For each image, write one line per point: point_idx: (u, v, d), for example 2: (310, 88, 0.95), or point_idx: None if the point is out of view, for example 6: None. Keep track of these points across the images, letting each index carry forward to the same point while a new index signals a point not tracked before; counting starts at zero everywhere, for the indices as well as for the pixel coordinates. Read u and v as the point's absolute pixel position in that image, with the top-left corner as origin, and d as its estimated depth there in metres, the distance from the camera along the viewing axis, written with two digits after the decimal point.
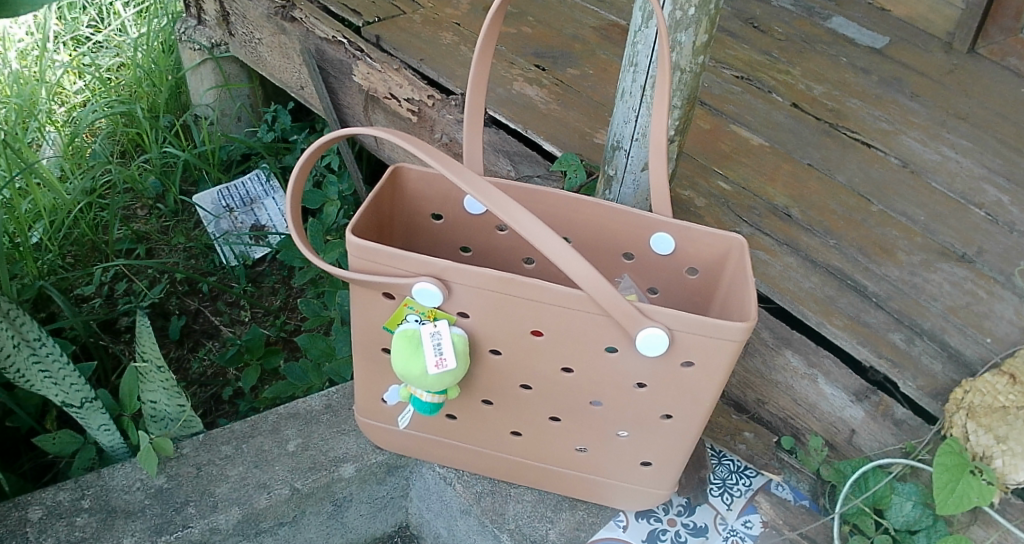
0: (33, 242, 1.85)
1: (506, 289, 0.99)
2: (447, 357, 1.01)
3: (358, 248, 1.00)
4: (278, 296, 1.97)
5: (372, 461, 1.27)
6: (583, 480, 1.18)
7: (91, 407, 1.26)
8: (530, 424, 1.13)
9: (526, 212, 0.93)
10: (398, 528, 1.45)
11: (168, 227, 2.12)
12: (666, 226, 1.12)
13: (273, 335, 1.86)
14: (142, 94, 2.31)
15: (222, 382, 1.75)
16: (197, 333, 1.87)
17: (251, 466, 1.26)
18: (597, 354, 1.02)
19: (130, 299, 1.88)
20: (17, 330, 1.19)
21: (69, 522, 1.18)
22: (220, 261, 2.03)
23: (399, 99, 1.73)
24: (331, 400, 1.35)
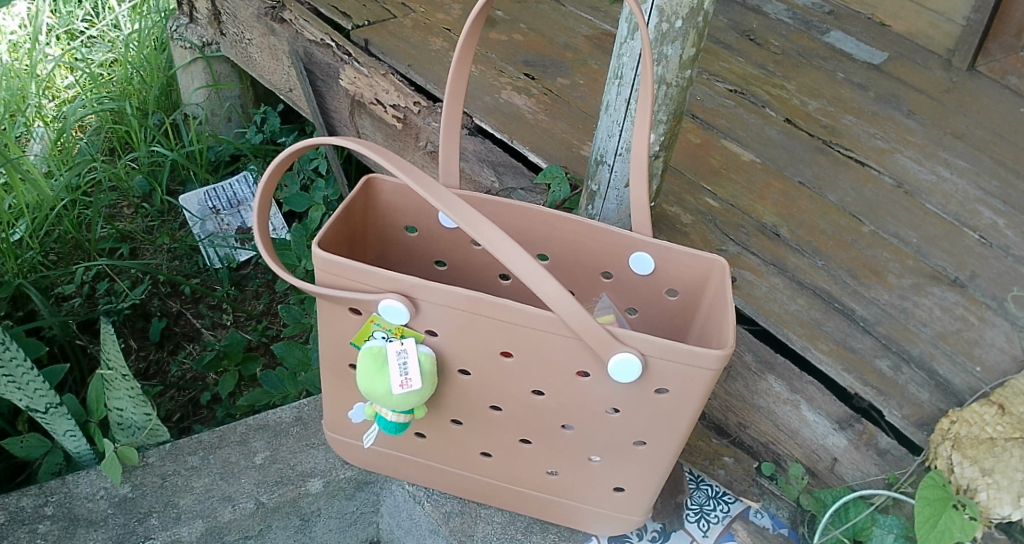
0: (14, 239, 1.77)
1: (475, 308, 0.96)
2: (412, 377, 0.97)
3: (324, 262, 0.97)
4: (261, 301, 1.94)
5: (341, 476, 1.17)
6: (554, 503, 1.14)
7: (56, 413, 1.13)
8: (501, 446, 1.09)
9: (495, 229, 0.90)
10: None
11: (153, 227, 2.07)
12: (645, 246, 1.09)
13: (254, 340, 1.83)
14: (132, 91, 2.26)
15: (201, 386, 1.71)
16: (178, 336, 1.83)
17: (217, 478, 1.15)
18: (569, 377, 0.99)
19: (111, 299, 1.83)
20: None
21: (30, 529, 1.08)
22: (204, 263, 1.98)
23: (384, 105, 1.69)
24: (302, 412, 1.24)
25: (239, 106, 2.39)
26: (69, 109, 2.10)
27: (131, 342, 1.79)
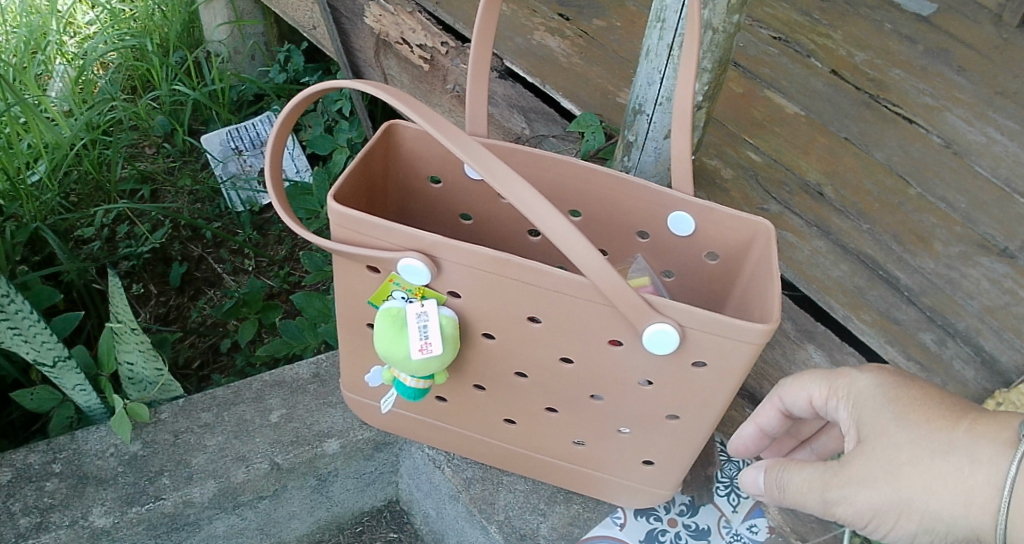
0: (32, 180, 1.46)
1: (502, 270, 0.89)
2: (433, 341, 0.91)
3: (340, 216, 0.91)
4: (285, 245, 1.65)
5: (358, 438, 1.06)
6: (580, 474, 1.07)
7: (65, 366, 1.06)
8: (526, 415, 1.02)
9: (523, 183, 0.83)
10: (387, 503, 1.21)
11: (175, 168, 1.82)
12: (686, 206, 1.01)
13: (276, 288, 1.55)
14: (153, 27, 2.13)
15: (223, 331, 1.43)
16: (200, 281, 1.54)
17: (230, 437, 1.05)
18: (599, 346, 0.93)
19: (131, 243, 1.54)
20: None
21: (38, 486, 1.01)
22: (225, 206, 1.71)
23: (410, 45, 1.60)
24: (319, 368, 1.12)
25: (263, 44, 2.28)
26: (90, 44, 1.95)
27: (150, 287, 1.51)
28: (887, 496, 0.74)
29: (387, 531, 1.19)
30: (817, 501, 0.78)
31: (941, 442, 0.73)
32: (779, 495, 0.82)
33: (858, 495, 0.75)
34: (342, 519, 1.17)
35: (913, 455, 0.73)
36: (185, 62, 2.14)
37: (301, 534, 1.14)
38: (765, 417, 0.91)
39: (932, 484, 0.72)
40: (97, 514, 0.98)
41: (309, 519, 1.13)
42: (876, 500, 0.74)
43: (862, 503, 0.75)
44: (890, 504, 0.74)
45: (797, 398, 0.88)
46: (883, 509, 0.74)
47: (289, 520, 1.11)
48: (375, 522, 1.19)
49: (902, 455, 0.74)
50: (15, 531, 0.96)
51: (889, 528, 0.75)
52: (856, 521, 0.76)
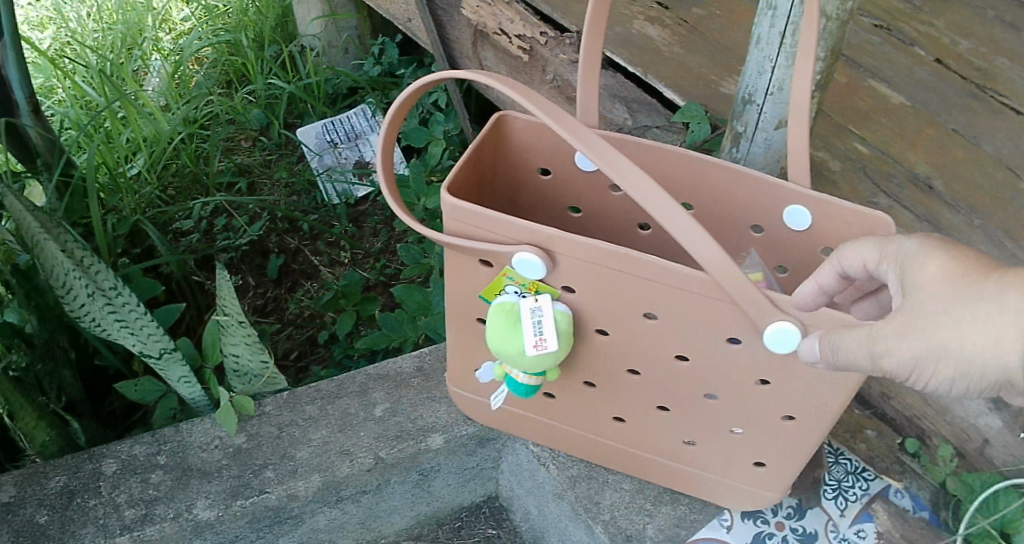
0: (132, 174, 1.50)
1: (620, 265, 0.86)
2: (548, 337, 0.89)
3: (454, 209, 0.89)
4: (380, 238, 1.55)
5: (463, 433, 1.04)
6: (686, 474, 1.04)
7: (171, 357, 1.05)
8: (636, 412, 0.99)
9: (644, 176, 0.79)
10: (487, 498, 1.19)
11: (272, 161, 1.72)
12: (803, 199, 0.96)
13: (371, 279, 1.46)
14: (247, 23, 2.05)
15: (319, 323, 1.39)
16: (296, 274, 1.48)
17: (335, 430, 1.03)
18: (717, 344, 0.89)
19: (229, 235, 1.49)
20: (90, 278, 1.01)
21: (143, 478, 1.01)
22: (321, 199, 1.61)
23: (509, 36, 1.59)
24: (423, 362, 1.11)
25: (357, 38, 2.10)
26: (184, 40, 1.93)
27: (248, 279, 1.46)
28: (925, 344, 0.70)
29: (486, 527, 1.17)
30: (860, 356, 0.74)
31: (973, 292, 0.69)
32: (828, 355, 0.78)
33: (902, 344, 0.71)
34: (445, 509, 1.16)
35: (947, 310, 0.70)
36: (279, 56, 2.03)
37: (400, 528, 1.13)
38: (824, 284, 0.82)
39: (966, 329, 0.69)
40: (201, 507, 0.98)
41: (409, 514, 1.12)
42: (913, 349, 0.71)
43: (903, 352, 0.71)
44: (927, 351, 0.70)
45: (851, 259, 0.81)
46: (924, 356, 0.71)
47: (389, 515, 1.10)
48: (473, 518, 1.17)
49: (937, 306, 0.70)
50: (121, 523, 0.96)
51: (927, 376, 0.71)
52: (898, 371, 0.72)
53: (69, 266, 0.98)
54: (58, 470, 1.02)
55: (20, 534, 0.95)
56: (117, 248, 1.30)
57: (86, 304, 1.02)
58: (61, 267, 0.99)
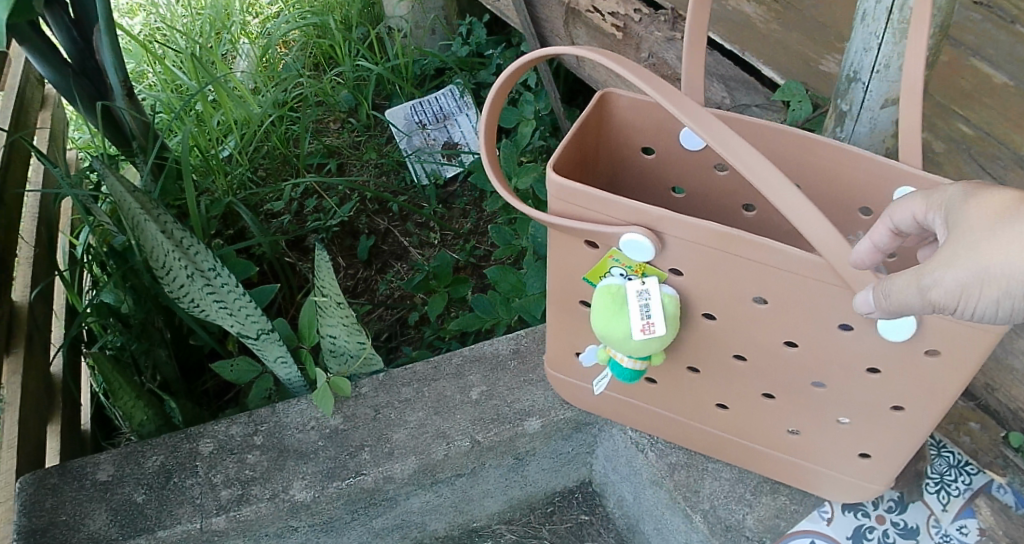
0: (224, 155, 1.55)
1: (729, 247, 0.82)
2: (655, 322, 0.86)
3: (558, 188, 0.86)
4: (470, 219, 1.52)
5: (559, 417, 1.02)
6: (787, 463, 1.00)
7: (268, 339, 1.03)
8: (740, 398, 0.96)
9: (753, 152, 0.75)
10: (579, 484, 1.19)
11: (360, 142, 1.68)
12: (910, 178, 0.91)
13: (460, 260, 1.44)
14: (335, 6, 1.97)
15: (410, 305, 1.38)
16: (386, 254, 1.47)
17: (431, 413, 1.02)
18: (827, 330, 0.85)
19: (319, 217, 1.50)
20: (189, 260, 0.97)
21: (239, 458, 1.00)
22: (411, 180, 1.58)
23: (602, 13, 1.56)
24: (519, 344, 1.09)
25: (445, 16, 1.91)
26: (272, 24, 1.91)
27: (339, 260, 1.47)
28: (970, 268, 0.65)
29: (579, 513, 1.17)
30: (909, 294, 0.68)
31: (1006, 212, 0.66)
32: (881, 302, 0.71)
33: (948, 272, 0.66)
34: (536, 496, 1.16)
35: (987, 232, 0.65)
36: (367, 38, 1.92)
37: (493, 512, 1.14)
38: (879, 246, 0.75)
39: (1007, 245, 0.64)
40: (297, 488, 0.96)
41: (502, 498, 1.12)
42: (959, 276, 0.66)
43: (949, 280, 0.66)
44: (973, 275, 0.65)
45: (904, 216, 0.74)
46: (971, 281, 0.66)
47: (482, 499, 1.09)
48: (565, 503, 1.18)
49: (977, 228, 0.66)
50: (217, 503, 0.95)
51: (974, 302, 0.66)
52: (947, 302, 0.67)
53: (168, 247, 0.95)
54: (155, 449, 1.02)
55: (118, 512, 0.95)
56: (209, 229, 1.33)
57: (185, 285, 1.00)
58: (161, 249, 0.96)
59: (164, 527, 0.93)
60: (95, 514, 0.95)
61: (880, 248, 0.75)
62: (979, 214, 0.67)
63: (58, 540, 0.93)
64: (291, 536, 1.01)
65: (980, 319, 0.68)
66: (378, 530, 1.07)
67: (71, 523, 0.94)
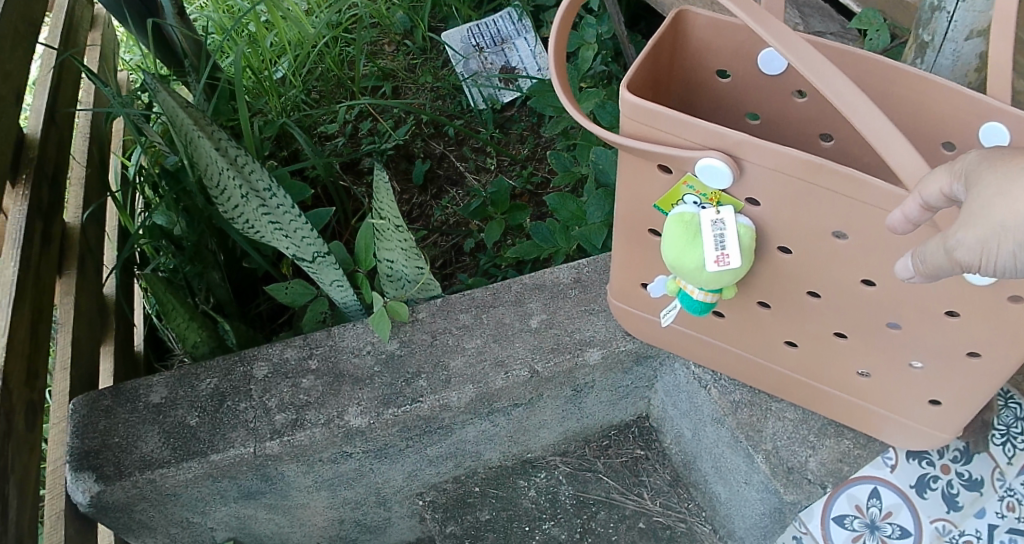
0: (277, 77, 1.53)
1: (813, 178, 0.74)
2: (730, 253, 0.79)
3: (634, 108, 0.78)
4: (527, 144, 1.47)
5: (621, 349, 0.99)
6: (854, 406, 0.96)
7: (323, 262, 1.00)
8: (812, 337, 0.90)
9: (840, 76, 0.67)
10: (635, 418, 1.17)
11: (416, 65, 1.64)
12: (1005, 115, 0.76)
13: (517, 187, 1.41)
14: None
15: (466, 232, 1.37)
16: (442, 179, 1.46)
17: (490, 340, 1.00)
18: None
19: (374, 141, 1.48)
20: (244, 178, 0.93)
21: (294, 383, 0.99)
22: (467, 104, 1.54)
23: None
24: (581, 274, 1.06)
25: None
26: None
27: (394, 185, 1.45)
28: (982, 222, 0.59)
29: (634, 448, 1.16)
30: (937, 256, 0.63)
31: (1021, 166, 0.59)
32: (916, 270, 0.66)
33: (967, 233, 0.60)
34: (590, 428, 1.15)
35: (1000, 184, 0.59)
36: None
37: (548, 443, 1.13)
38: (912, 218, 0.67)
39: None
40: (353, 414, 0.95)
41: (558, 430, 1.10)
42: (976, 232, 0.60)
43: (965, 236, 0.60)
44: (987, 229, 0.59)
45: (930, 191, 0.64)
46: (987, 238, 0.59)
47: (538, 429, 1.08)
48: (621, 437, 1.17)
49: (989, 189, 0.60)
50: (271, 427, 0.95)
51: (995, 258, 0.59)
52: (971, 260, 0.60)
53: (223, 165, 0.91)
54: (209, 372, 1.01)
55: (171, 435, 0.95)
56: (262, 152, 1.32)
57: (239, 205, 0.95)
58: (215, 166, 0.91)
59: (216, 451, 0.93)
60: (147, 437, 0.95)
61: (915, 220, 0.67)
62: (990, 169, 0.60)
63: (111, 463, 0.93)
64: (345, 462, 1.00)
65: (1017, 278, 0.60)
66: (432, 457, 1.06)
67: (124, 445, 0.95)
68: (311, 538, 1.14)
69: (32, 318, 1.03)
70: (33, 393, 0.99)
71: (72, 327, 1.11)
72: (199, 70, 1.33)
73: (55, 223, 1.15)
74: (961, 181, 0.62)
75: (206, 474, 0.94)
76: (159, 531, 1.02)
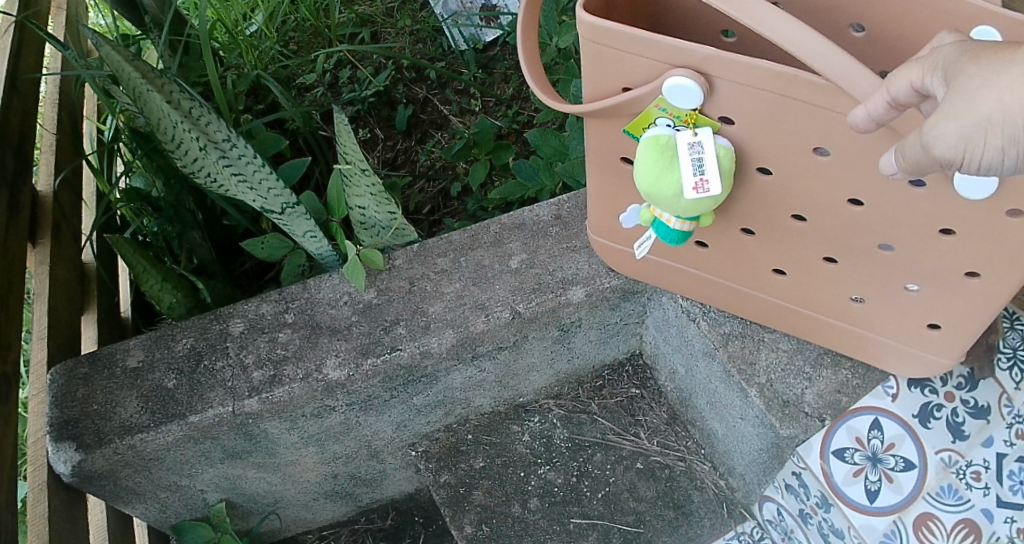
0: (251, 30, 1.49)
1: (786, 92, 0.69)
2: (709, 179, 0.74)
3: (594, 29, 0.73)
4: (512, 84, 1.42)
5: (605, 286, 0.96)
6: (849, 334, 0.92)
7: (294, 212, 0.97)
8: (801, 262, 0.86)
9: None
10: (629, 355, 1.14)
11: (395, 8, 1.58)
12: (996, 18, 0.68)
13: (503, 128, 1.37)
14: None
15: (452, 176, 1.33)
16: (426, 124, 1.41)
17: (469, 284, 0.97)
18: (897, 188, 0.72)
19: (354, 88, 1.43)
20: (200, 129, 0.90)
21: (271, 337, 0.96)
22: (449, 45, 1.48)
23: None
24: (561, 210, 1.02)
25: None
26: None
27: (376, 132, 1.41)
28: (966, 116, 0.54)
29: (629, 387, 1.14)
30: (915, 153, 0.58)
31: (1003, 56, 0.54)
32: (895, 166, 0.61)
33: (948, 126, 0.55)
34: (583, 369, 1.12)
35: (984, 74, 0.54)
36: None
37: (539, 386, 1.11)
38: (875, 115, 0.60)
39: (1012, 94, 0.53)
40: (331, 365, 0.93)
41: (549, 372, 1.08)
42: (957, 125, 0.55)
43: (948, 132, 0.55)
44: (973, 123, 0.54)
45: (900, 90, 0.58)
46: (971, 133, 0.54)
47: (528, 372, 1.06)
48: (615, 376, 1.14)
49: (974, 80, 0.54)
50: (249, 385, 0.93)
51: (980, 155, 0.55)
52: (952, 157, 0.56)
53: (177, 118, 0.88)
54: (185, 332, 0.99)
55: (149, 398, 0.94)
56: (236, 106, 1.28)
57: (198, 158, 0.93)
58: (168, 120, 0.88)
59: (194, 413, 0.92)
60: (126, 402, 0.94)
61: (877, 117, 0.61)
62: (971, 61, 0.55)
63: (90, 431, 0.92)
64: (329, 415, 0.98)
65: (996, 174, 0.56)
66: (420, 406, 1.03)
67: (102, 412, 0.94)
68: (307, 493, 1.14)
69: None
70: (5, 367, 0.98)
71: (48, 295, 1.10)
72: (161, 25, 1.28)
73: (23, 193, 1.12)
74: (937, 73, 0.57)
75: (187, 436, 0.93)
76: (148, 494, 1.02)
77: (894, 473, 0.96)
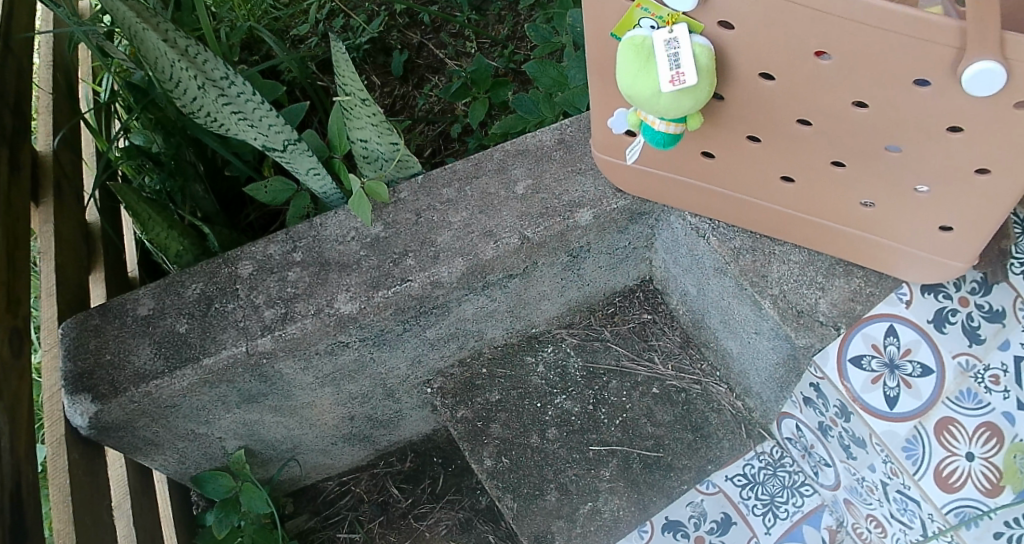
0: None
1: None
2: (685, 71, 0.72)
3: None
4: (506, 23, 1.41)
5: (612, 207, 0.96)
6: (860, 241, 0.90)
7: (296, 149, 0.96)
8: (809, 167, 0.84)
9: None
10: (639, 283, 1.14)
11: None
12: None
13: (500, 67, 1.36)
14: None
15: (452, 118, 1.32)
16: (422, 69, 1.40)
17: (476, 213, 0.96)
18: (898, 85, 0.69)
19: (347, 37, 1.42)
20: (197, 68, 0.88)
21: (280, 277, 0.96)
22: None
23: None
24: (564, 135, 1.01)
25: None
26: None
27: (373, 79, 1.41)
28: None
29: (641, 312, 1.14)
30: None
31: None
32: None
33: None
34: (593, 298, 1.12)
35: None
36: None
37: (551, 316, 1.11)
38: None
39: None
40: (343, 300, 0.93)
41: (560, 300, 1.09)
42: None
43: None
44: None
45: None
46: None
47: (539, 301, 1.06)
48: (626, 303, 1.14)
49: None
50: (262, 324, 0.93)
51: None
52: None
53: (173, 57, 0.86)
54: (193, 277, 0.98)
55: (162, 344, 0.94)
56: (232, 57, 1.26)
57: (197, 96, 0.91)
58: (165, 59, 0.87)
59: (208, 355, 0.92)
60: (139, 349, 0.94)
61: None
62: None
63: (105, 381, 0.92)
64: (343, 352, 0.98)
65: None
66: (433, 340, 1.03)
67: (116, 362, 0.93)
68: (325, 438, 1.14)
69: (6, 248, 0.99)
70: (16, 321, 0.97)
71: (54, 255, 1.07)
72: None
73: (24, 151, 1.08)
74: None
75: (202, 380, 0.93)
76: (166, 444, 1.02)
77: (912, 378, 0.90)
